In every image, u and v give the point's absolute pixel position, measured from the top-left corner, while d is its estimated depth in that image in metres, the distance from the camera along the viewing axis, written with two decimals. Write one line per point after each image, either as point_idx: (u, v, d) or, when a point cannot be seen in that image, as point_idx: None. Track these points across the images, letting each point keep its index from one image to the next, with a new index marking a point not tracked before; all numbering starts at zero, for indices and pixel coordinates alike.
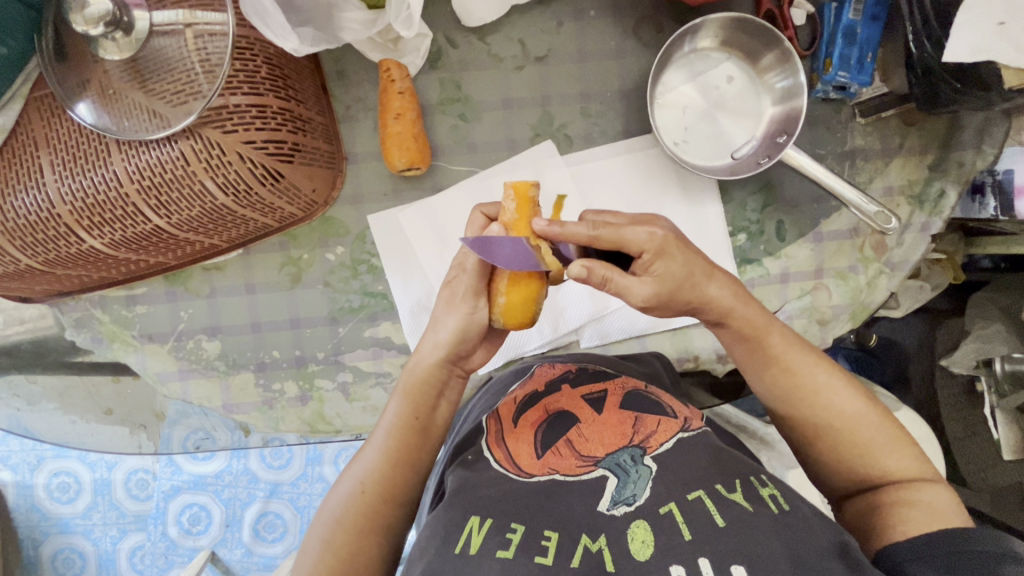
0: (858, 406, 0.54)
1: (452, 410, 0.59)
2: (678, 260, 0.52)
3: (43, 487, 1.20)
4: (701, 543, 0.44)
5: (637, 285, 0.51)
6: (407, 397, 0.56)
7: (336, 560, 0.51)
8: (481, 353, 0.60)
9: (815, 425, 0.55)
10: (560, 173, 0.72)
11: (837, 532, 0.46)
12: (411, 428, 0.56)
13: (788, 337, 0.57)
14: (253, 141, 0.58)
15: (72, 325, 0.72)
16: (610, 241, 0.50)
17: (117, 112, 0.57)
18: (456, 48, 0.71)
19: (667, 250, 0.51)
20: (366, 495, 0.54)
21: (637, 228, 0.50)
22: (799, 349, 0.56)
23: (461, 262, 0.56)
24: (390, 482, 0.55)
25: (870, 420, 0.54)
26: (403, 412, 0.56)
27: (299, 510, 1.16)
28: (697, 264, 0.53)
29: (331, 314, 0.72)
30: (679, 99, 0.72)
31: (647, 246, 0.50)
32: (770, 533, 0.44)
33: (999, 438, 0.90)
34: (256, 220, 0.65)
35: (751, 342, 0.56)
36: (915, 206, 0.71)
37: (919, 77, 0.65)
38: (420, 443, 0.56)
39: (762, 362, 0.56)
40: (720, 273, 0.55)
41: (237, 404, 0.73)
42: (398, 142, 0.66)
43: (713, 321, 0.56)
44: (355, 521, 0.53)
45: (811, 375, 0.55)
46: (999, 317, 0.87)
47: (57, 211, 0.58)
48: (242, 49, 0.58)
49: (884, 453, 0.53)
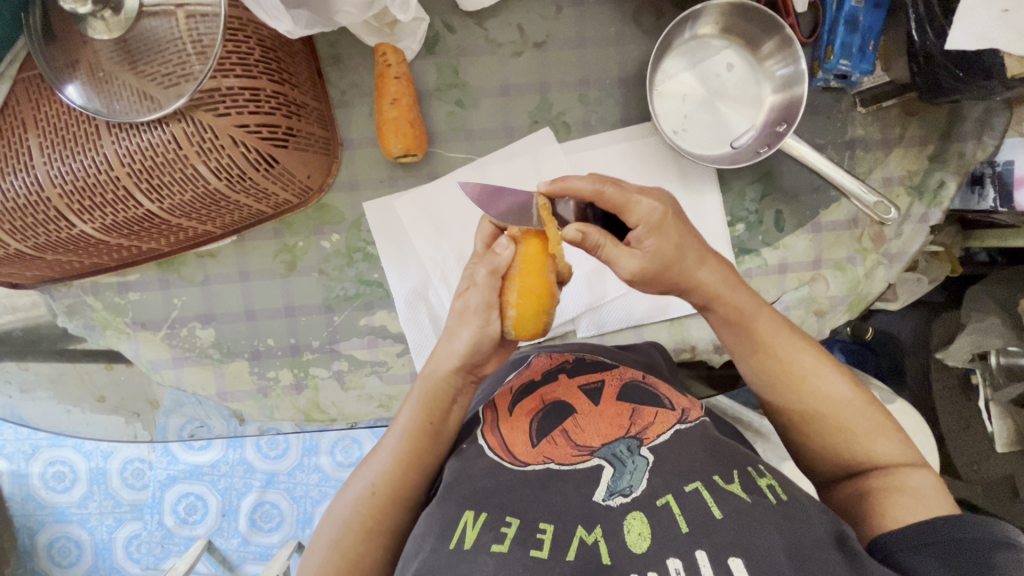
0: (845, 391, 0.54)
1: (463, 414, 0.58)
2: (673, 239, 0.51)
3: (39, 476, 1.19)
4: (698, 535, 0.44)
5: (628, 258, 0.51)
6: (421, 403, 0.56)
7: (343, 560, 0.52)
8: (495, 364, 0.58)
9: (807, 415, 0.54)
10: (557, 161, 0.71)
11: (833, 521, 0.46)
12: (423, 433, 0.55)
13: (777, 323, 0.56)
14: (247, 125, 0.57)
15: (63, 312, 0.71)
16: (615, 202, 0.52)
17: (107, 94, 0.56)
18: (454, 33, 0.70)
19: (665, 227, 0.51)
20: (376, 497, 0.54)
21: (643, 198, 0.52)
22: (785, 333, 0.55)
23: (472, 274, 0.53)
24: (398, 485, 0.54)
25: (855, 406, 0.53)
26: (415, 418, 0.56)
27: (295, 500, 1.16)
28: (686, 248, 0.52)
29: (327, 302, 0.71)
30: (678, 86, 0.71)
31: (649, 219, 0.51)
32: (768, 524, 0.44)
33: (994, 430, 0.91)
34: (250, 206, 0.64)
35: (737, 327, 0.55)
36: (915, 197, 0.71)
37: (920, 65, 0.63)
38: (430, 446, 0.56)
39: (748, 347, 0.55)
40: (712, 257, 0.54)
41: (231, 392, 0.72)
42: (394, 127, 0.65)
43: (699, 305, 0.56)
44: (364, 523, 0.53)
45: (799, 360, 0.55)
46: (995, 310, 0.85)
47: (46, 195, 0.57)
48: (235, 29, 0.57)
49: (870, 439, 0.53)
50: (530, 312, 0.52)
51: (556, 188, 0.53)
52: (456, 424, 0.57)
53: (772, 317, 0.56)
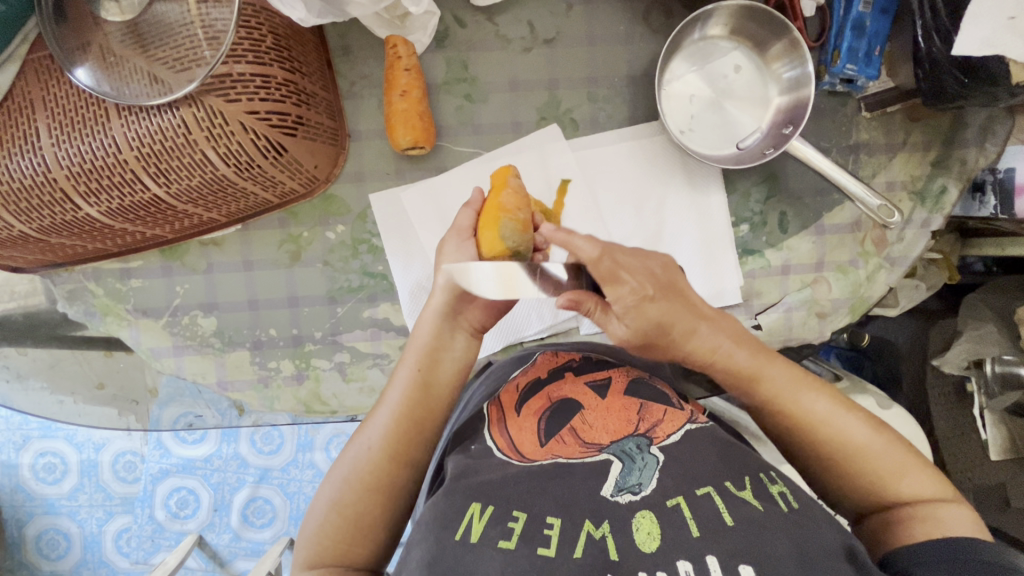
0: (865, 433, 0.53)
1: (455, 368, 0.59)
2: (658, 317, 0.51)
3: (29, 467, 1.18)
4: (709, 542, 0.44)
5: (615, 325, 0.52)
6: (418, 351, 0.58)
7: (342, 518, 0.51)
8: (483, 310, 0.59)
9: (826, 457, 0.54)
10: (565, 157, 0.72)
11: (843, 534, 0.46)
12: (415, 383, 0.57)
13: (784, 374, 0.56)
14: (257, 112, 0.57)
15: (63, 297, 0.71)
16: (602, 277, 0.50)
17: (117, 77, 0.56)
18: (464, 28, 0.70)
19: (649, 305, 0.51)
20: (372, 451, 0.54)
21: (627, 276, 0.50)
22: (777, 364, 0.56)
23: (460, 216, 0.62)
24: (396, 440, 0.54)
25: (875, 450, 0.52)
26: (412, 367, 0.57)
27: (288, 496, 1.15)
28: (676, 323, 0.53)
29: (330, 294, 0.71)
30: (685, 87, 0.72)
31: (630, 299, 0.50)
32: (780, 531, 0.44)
33: (988, 439, 0.90)
34: (256, 194, 0.64)
35: (743, 383, 0.56)
36: (917, 202, 0.71)
37: (926, 71, 0.64)
38: (423, 398, 0.56)
39: (755, 402, 0.56)
40: (707, 323, 0.55)
41: (232, 381, 0.72)
42: (403, 119, 0.65)
43: (701, 363, 0.56)
44: (364, 483, 0.53)
45: (812, 409, 0.54)
46: (992, 318, 0.86)
47: (53, 175, 0.56)
48: (248, 16, 0.57)
49: (895, 478, 0.51)
50: (488, 228, 0.58)
51: (555, 237, 0.50)
52: (447, 378, 0.59)
53: (758, 349, 0.56)
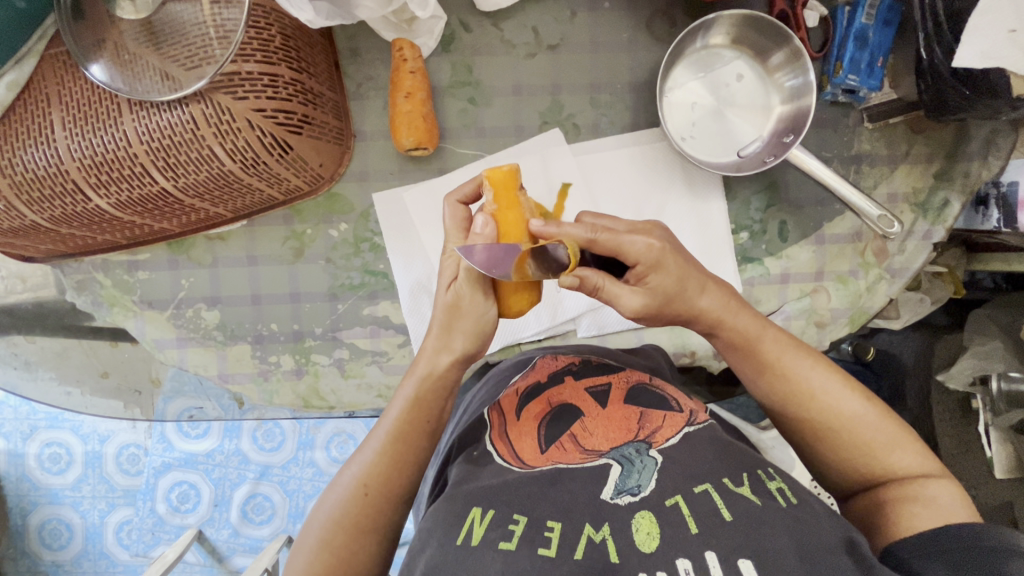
0: (857, 405, 0.53)
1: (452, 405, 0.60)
2: (673, 274, 0.53)
3: (34, 457, 1.19)
4: (707, 537, 0.44)
5: (629, 296, 0.53)
6: (412, 404, 0.55)
7: (333, 558, 0.52)
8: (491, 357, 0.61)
9: (825, 437, 0.54)
10: (566, 161, 0.73)
11: (845, 528, 0.46)
12: (417, 429, 0.56)
13: (783, 340, 0.56)
14: (263, 110, 0.59)
15: (73, 287, 0.72)
16: (607, 246, 0.51)
17: (131, 74, 0.58)
18: (469, 33, 0.71)
19: (664, 261, 0.52)
20: (368, 497, 0.54)
21: (635, 237, 0.51)
22: (774, 336, 0.56)
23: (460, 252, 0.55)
24: (390, 481, 0.55)
25: (872, 422, 0.53)
26: (400, 418, 0.56)
27: (287, 494, 1.16)
28: (687, 284, 0.54)
29: (331, 290, 0.72)
30: (687, 95, 0.73)
31: (644, 257, 0.51)
32: (780, 526, 0.44)
33: (993, 456, 0.90)
34: (263, 191, 0.65)
35: (746, 348, 0.56)
36: (919, 214, 0.71)
37: (928, 82, 0.64)
38: (418, 434, 0.56)
39: (756, 368, 0.56)
40: (713, 282, 0.56)
41: (233, 374, 0.73)
42: (407, 121, 0.67)
43: (704, 331, 0.58)
44: (355, 521, 0.53)
45: (808, 379, 0.55)
46: (999, 335, 0.84)
47: (65, 168, 0.58)
48: (258, 17, 0.59)
49: (886, 451, 0.52)
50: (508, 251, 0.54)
51: (547, 231, 0.51)
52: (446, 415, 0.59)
53: (756, 317, 0.57)
